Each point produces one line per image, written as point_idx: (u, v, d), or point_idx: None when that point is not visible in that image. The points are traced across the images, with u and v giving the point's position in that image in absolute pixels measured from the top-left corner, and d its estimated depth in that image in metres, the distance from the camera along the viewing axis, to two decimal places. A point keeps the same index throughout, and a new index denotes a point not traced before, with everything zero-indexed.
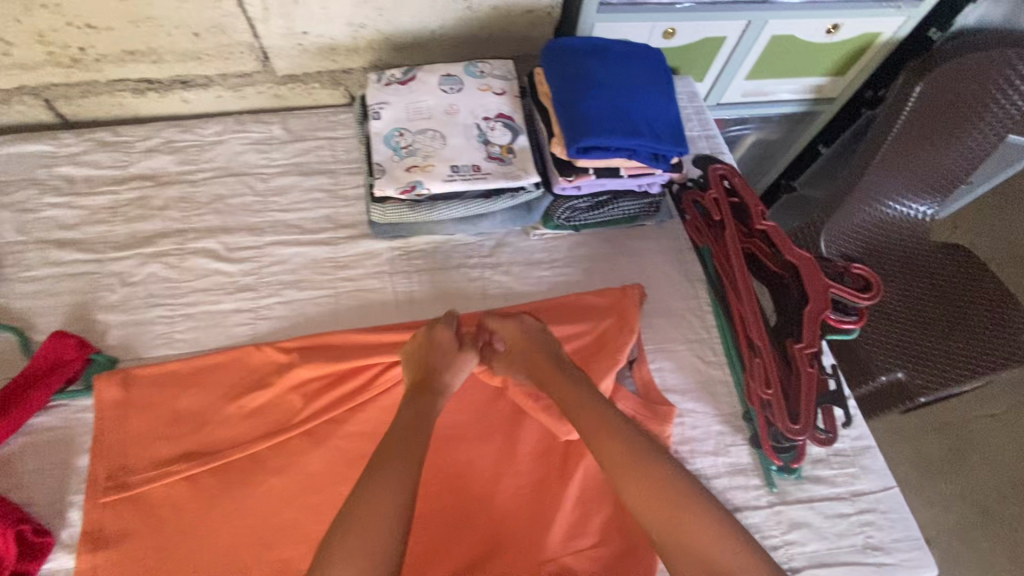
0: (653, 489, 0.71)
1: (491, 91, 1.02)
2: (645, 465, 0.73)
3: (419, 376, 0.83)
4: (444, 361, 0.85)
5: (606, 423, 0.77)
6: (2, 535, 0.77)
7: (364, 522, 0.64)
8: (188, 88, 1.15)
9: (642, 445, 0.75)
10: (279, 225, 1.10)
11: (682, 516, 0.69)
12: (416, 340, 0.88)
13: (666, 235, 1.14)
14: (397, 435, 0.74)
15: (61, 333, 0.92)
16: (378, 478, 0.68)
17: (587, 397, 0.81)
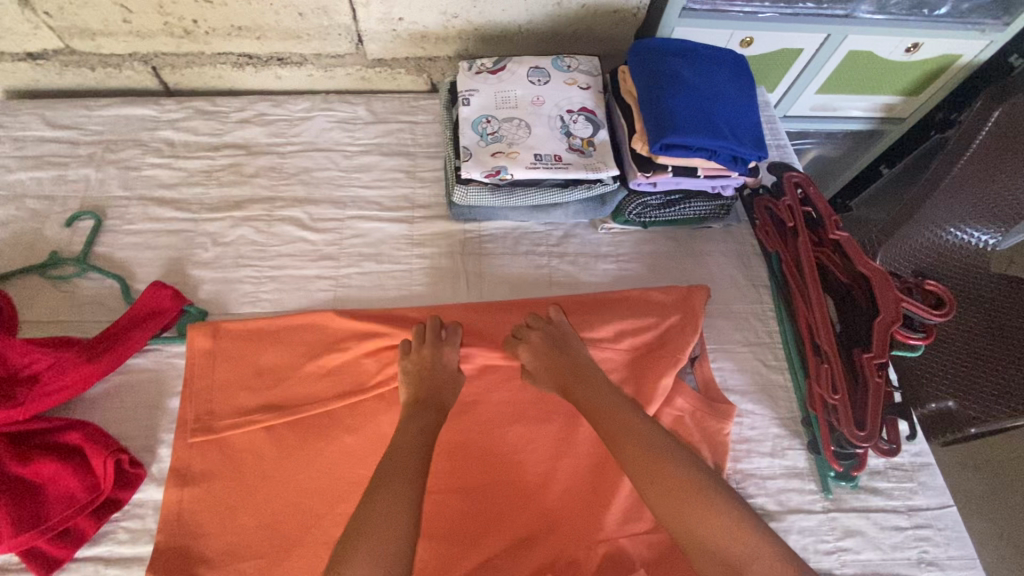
0: (677, 492, 0.71)
1: (577, 85, 1.05)
2: (669, 468, 0.74)
3: (423, 389, 0.86)
4: (448, 378, 0.88)
5: (627, 428, 0.78)
6: (103, 464, 0.83)
7: (376, 530, 0.65)
8: (283, 65, 1.21)
9: (663, 451, 0.76)
10: (359, 201, 1.15)
11: (704, 515, 0.70)
12: (417, 357, 0.89)
13: (732, 239, 1.16)
14: (405, 447, 0.76)
15: (159, 284, 0.97)
16: (387, 490, 0.69)
17: (610, 404, 0.82)
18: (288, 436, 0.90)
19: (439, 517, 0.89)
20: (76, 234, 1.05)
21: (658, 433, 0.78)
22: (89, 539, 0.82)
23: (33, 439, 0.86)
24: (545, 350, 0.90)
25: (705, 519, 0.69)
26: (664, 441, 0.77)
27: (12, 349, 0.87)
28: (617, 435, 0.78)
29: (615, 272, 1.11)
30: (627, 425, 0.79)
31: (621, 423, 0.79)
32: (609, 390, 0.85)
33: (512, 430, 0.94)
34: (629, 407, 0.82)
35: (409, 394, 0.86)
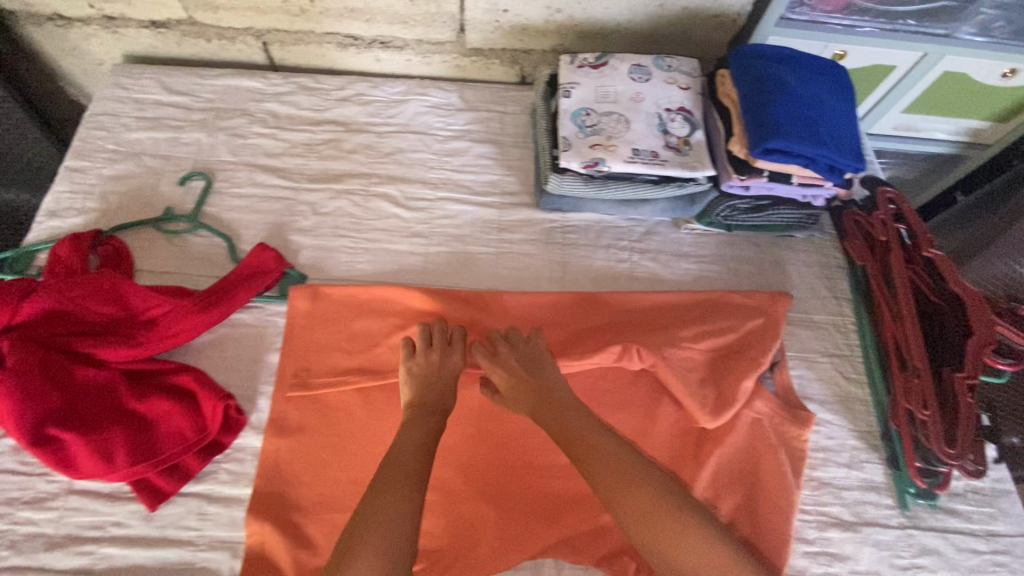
0: (672, 528, 0.71)
1: (676, 85, 1.06)
2: (661, 501, 0.72)
3: (421, 394, 0.84)
4: (447, 388, 0.85)
5: (616, 458, 0.75)
6: (213, 407, 0.88)
7: (374, 550, 0.64)
8: (385, 49, 1.26)
9: (658, 485, 0.73)
10: (450, 183, 1.19)
11: (689, 548, 0.71)
12: (422, 360, 0.87)
13: (815, 250, 1.16)
14: (405, 453, 0.74)
15: (263, 245, 1.02)
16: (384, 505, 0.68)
17: (599, 435, 0.78)
18: (378, 401, 0.95)
19: (473, 490, 0.91)
20: (188, 192, 1.11)
21: (647, 466, 0.75)
22: (193, 477, 0.87)
23: (147, 378, 0.91)
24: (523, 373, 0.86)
25: (690, 552, 0.70)
26: (656, 475, 0.74)
27: (133, 292, 0.92)
28: (606, 463, 0.75)
29: (696, 272, 1.12)
30: (613, 456, 0.75)
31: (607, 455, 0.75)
32: (592, 419, 0.80)
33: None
34: (613, 436, 0.78)
35: (409, 394, 0.84)
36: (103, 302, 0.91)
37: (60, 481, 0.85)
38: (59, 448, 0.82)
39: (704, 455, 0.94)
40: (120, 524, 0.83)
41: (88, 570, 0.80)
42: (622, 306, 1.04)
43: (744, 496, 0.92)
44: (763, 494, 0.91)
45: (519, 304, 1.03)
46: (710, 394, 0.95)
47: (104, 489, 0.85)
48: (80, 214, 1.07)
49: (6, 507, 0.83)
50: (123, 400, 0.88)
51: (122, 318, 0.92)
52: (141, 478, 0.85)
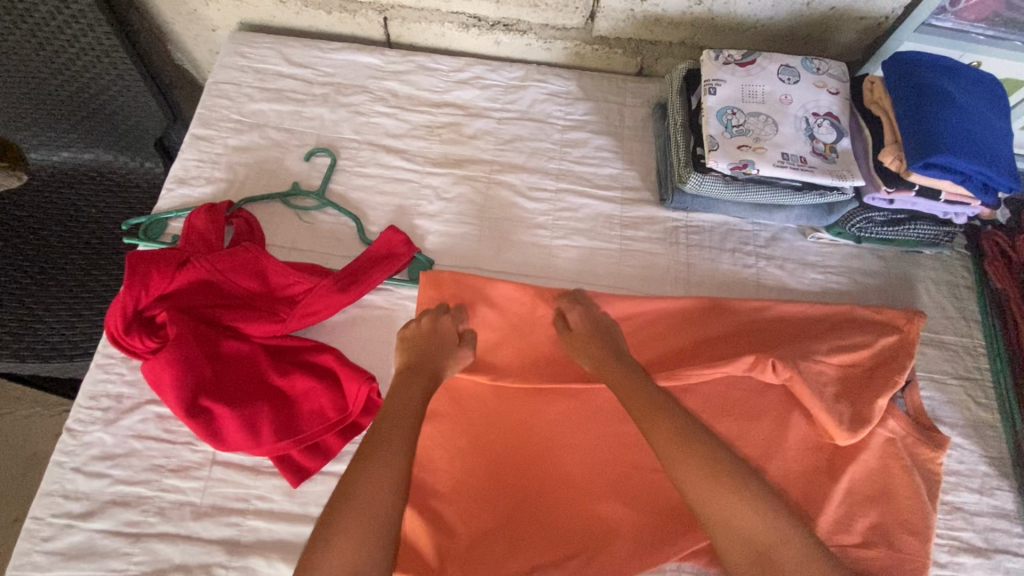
0: (704, 481, 0.70)
1: (825, 89, 1.03)
2: (699, 449, 0.72)
3: (418, 357, 0.83)
4: (439, 352, 0.85)
5: (658, 407, 0.76)
6: (355, 388, 0.87)
7: (361, 503, 0.65)
8: (507, 32, 1.23)
9: (694, 434, 0.74)
10: (572, 175, 1.16)
11: (732, 498, 0.69)
12: (418, 327, 0.87)
13: (943, 267, 1.12)
14: (401, 413, 0.74)
15: (394, 228, 1.01)
16: (373, 464, 0.67)
17: (644, 388, 0.79)
18: (487, 398, 0.94)
19: (544, 491, 0.90)
20: (314, 168, 1.11)
21: (684, 415, 0.76)
22: (334, 456, 0.87)
23: (286, 355, 0.91)
24: (588, 330, 0.90)
25: (733, 503, 0.69)
26: (695, 428, 0.74)
27: (273, 267, 0.92)
28: (648, 412, 0.77)
29: (823, 283, 1.09)
30: (654, 405, 0.77)
31: (644, 408, 0.77)
32: (639, 373, 0.83)
33: (625, 429, 0.95)
34: (659, 390, 0.80)
35: (402, 360, 0.84)
36: (247, 277, 0.91)
37: (204, 451, 0.86)
38: (210, 419, 0.83)
39: (837, 471, 0.92)
40: (263, 497, 0.84)
41: (236, 541, 0.81)
42: (750, 313, 1.02)
43: (880, 516, 0.89)
44: (899, 514, 0.89)
45: (645, 309, 1.01)
46: (846, 410, 0.93)
47: (247, 462, 0.86)
48: (209, 183, 1.07)
49: (154, 474, 0.84)
50: (266, 375, 0.88)
51: (262, 293, 0.92)
52: (284, 454, 0.85)
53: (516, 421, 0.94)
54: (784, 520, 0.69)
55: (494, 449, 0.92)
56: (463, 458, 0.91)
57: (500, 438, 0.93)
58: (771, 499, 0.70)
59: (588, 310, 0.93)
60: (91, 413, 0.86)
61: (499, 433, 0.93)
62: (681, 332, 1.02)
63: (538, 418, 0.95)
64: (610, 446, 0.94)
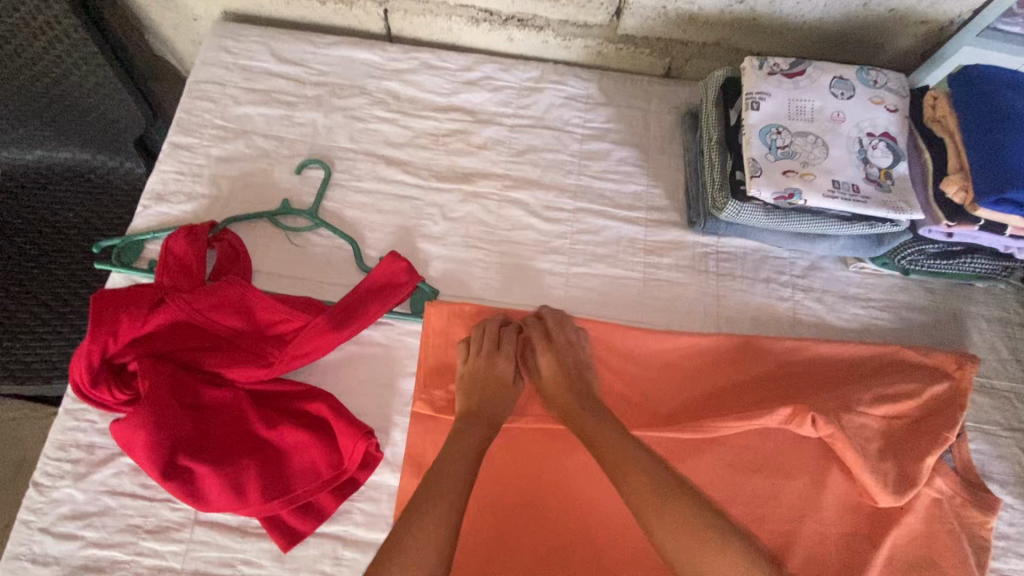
0: (687, 538, 0.62)
1: (883, 105, 0.92)
2: (679, 504, 0.64)
3: (479, 403, 0.79)
4: (501, 399, 0.81)
5: (628, 453, 0.70)
6: (351, 445, 0.78)
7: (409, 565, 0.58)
8: (522, 27, 1.11)
9: (670, 485, 0.66)
10: (591, 192, 1.05)
11: (717, 562, 0.60)
12: (469, 370, 0.83)
13: (996, 303, 1.02)
14: (451, 466, 0.68)
15: (395, 254, 0.90)
16: (423, 519, 0.62)
17: (612, 433, 0.74)
18: (499, 451, 0.86)
19: (560, 554, 0.83)
20: (306, 182, 1.00)
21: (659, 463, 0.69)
22: (329, 517, 0.79)
23: (275, 401, 0.82)
24: (562, 369, 0.83)
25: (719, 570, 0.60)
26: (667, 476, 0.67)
27: (259, 304, 0.83)
28: (617, 460, 0.70)
29: (866, 319, 1.00)
30: (622, 451, 0.71)
31: (617, 456, 0.71)
32: (605, 416, 0.77)
33: None
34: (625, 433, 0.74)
35: (461, 405, 0.80)
36: (230, 315, 0.82)
37: (185, 510, 0.78)
38: (190, 480, 0.75)
39: (878, 536, 0.84)
40: (251, 562, 0.76)
41: None
42: (784, 355, 0.92)
43: None
44: None
45: (670, 348, 0.92)
46: (890, 469, 0.85)
47: (233, 523, 0.78)
48: (189, 199, 0.97)
49: (130, 535, 0.76)
50: (252, 427, 0.79)
51: (247, 331, 0.83)
52: (273, 516, 0.77)
53: (528, 471, 0.86)
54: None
55: (504, 505, 0.85)
56: (475, 523, 0.83)
57: (513, 497, 0.85)
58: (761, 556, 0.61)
59: (556, 352, 0.84)
60: (59, 466, 0.78)
61: (512, 492, 0.85)
62: (712, 375, 0.92)
63: (557, 475, 0.87)
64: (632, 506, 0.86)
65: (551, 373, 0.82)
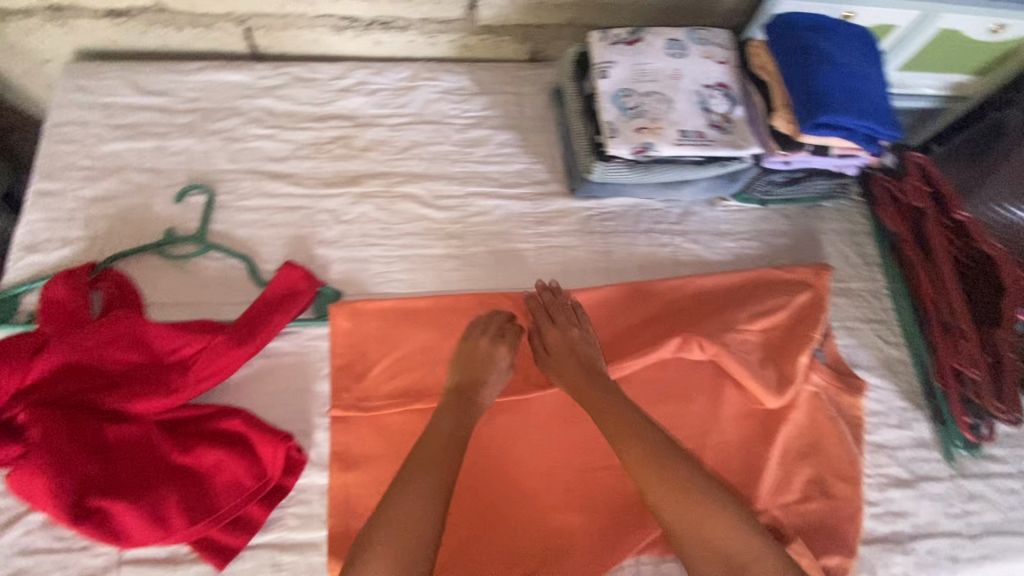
0: (676, 495, 0.71)
1: (713, 59, 1.02)
2: (671, 466, 0.72)
3: (461, 373, 0.81)
4: (482, 371, 0.81)
5: (627, 425, 0.75)
6: (272, 451, 0.81)
7: (401, 530, 0.65)
8: (386, 30, 1.15)
9: (660, 447, 0.74)
10: (477, 176, 1.10)
11: (703, 516, 0.70)
12: (460, 344, 0.84)
13: (843, 217, 1.17)
14: (429, 445, 0.73)
15: (291, 264, 0.94)
16: (405, 501, 0.67)
17: (619, 406, 0.77)
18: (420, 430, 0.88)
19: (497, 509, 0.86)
20: (189, 210, 0.99)
21: (649, 427, 0.75)
22: (261, 527, 0.80)
23: (188, 426, 0.82)
24: (567, 349, 0.84)
25: (706, 522, 0.70)
26: (667, 443, 0.74)
27: (154, 333, 0.83)
28: (617, 432, 0.76)
29: (737, 250, 1.11)
30: (624, 422, 0.76)
31: (622, 425, 0.76)
32: (616, 393, 0.79)
33: (570, 430, 0.92)
34: (627, 403, 0.78)
35: (451, 380, 0.81)
36: (125, 350, 0.82)
37: (107, 553, 0.76)
38: (106, 519, 0.74)
39: (772, 433, 0.95)
40: None
41: None
42: (668, 293, 1.02)
43: (813, 468, 0.94)
44: (833, 468, 0.93)
45: None
46: (771, 374, 0.97)
47: (161, 555, 0.77)
48: (64, 245, 0.94)
49: None
50: (165, 454, 0.79)
51: (147, 363, 0.83)
52: (202, 537, 0.77)
53: None
54: (751, 532, 0.71)
55: None
56: None
57: None
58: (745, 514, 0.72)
59: (564, 331, 0.86)
60: None
61: None
62: (614, 324, 1.00)
63: (481, 440, 0.89)
64: (555, 455, 0.90)
65: (558, 352, 0.84)
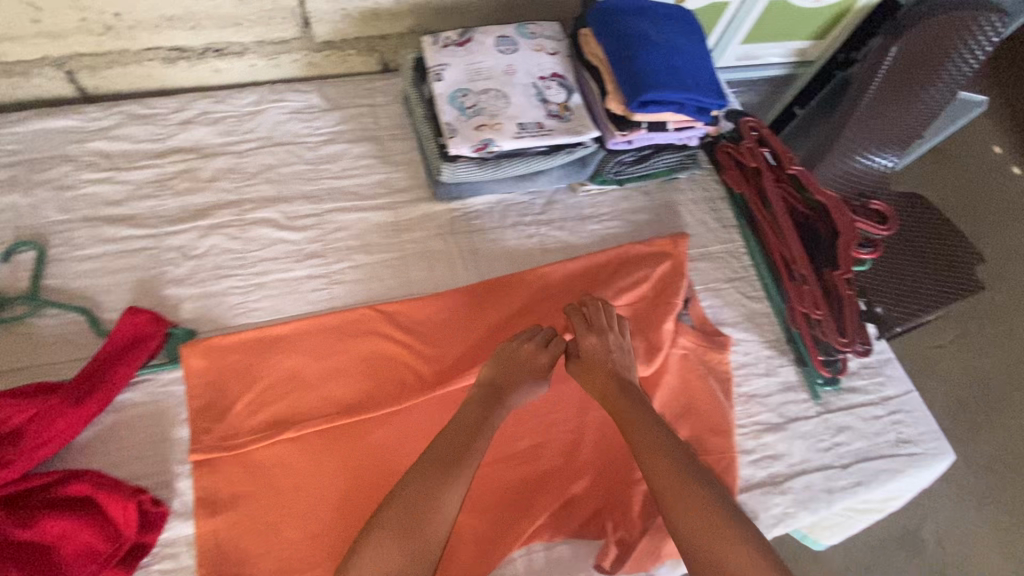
0: (699, 522, 0.68)
1: (544, 51, 1.06)
2: (695, 488, 0.71)
3: (497, 373, 0.85)
4: (522, 376, 0.84)
5: (657, 442, 0.75)
6: (123, 508, 0.76)
7: (415, 518, 0.68)
8: (222, 56, 1.12)
9: (686, 473, 0.72)
10: (335, 192, 1.09)
11: (722, 541, 0.67)
12: (508, 350, 0.87)
13: (698, 186, 1.23)
14: (444, 442, 0.75)
15: (134, 308, 0.89)
16: (421, 495, 0.69)
17: (653, 422, 0.77)
18: (292, 458, 0.85)
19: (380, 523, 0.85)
20: (18, 269, 0.93)
21: (678, 446, 0.75)
22: None
23: (26, 499, 0.76)
24: (600, 358, 0.86)
25: (722, 547, 0.67)
26: (691, 464, 0.74)
27: None
28: (647, 449, 0.75)
29: (601, 232, 1.15)
30: (657, 441, 0.75)
31: (647, 440, 0.76)
32: (649, 410, 0.79)
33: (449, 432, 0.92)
34: (662, 425, 0.78)
35: (486, 375, 0.85)
36: None
37: None
38: None
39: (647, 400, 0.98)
40: None
41: None
42: (534, 282, 1.05)
43: (688, 427, 0.98)
44: (707, 424, 0.98)
45: (437, 310, 1.00)
46: (640, 344, 1.00)
47: None
48: None
49: None
50: None
51: None
52: None
53: (325, 463, 0.86)
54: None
55: (306, 506, 0.83)
56: (283, 534, 0.81)
57: (315, 495, 0.84)
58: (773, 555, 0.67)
59: (602, 339, 0.88)
60: None
61: (312, 490, 0.84)
62: (485, 319, 1.01)
63: (357, 457, 0.88)
64: None
65: (591, 360, 0.86)
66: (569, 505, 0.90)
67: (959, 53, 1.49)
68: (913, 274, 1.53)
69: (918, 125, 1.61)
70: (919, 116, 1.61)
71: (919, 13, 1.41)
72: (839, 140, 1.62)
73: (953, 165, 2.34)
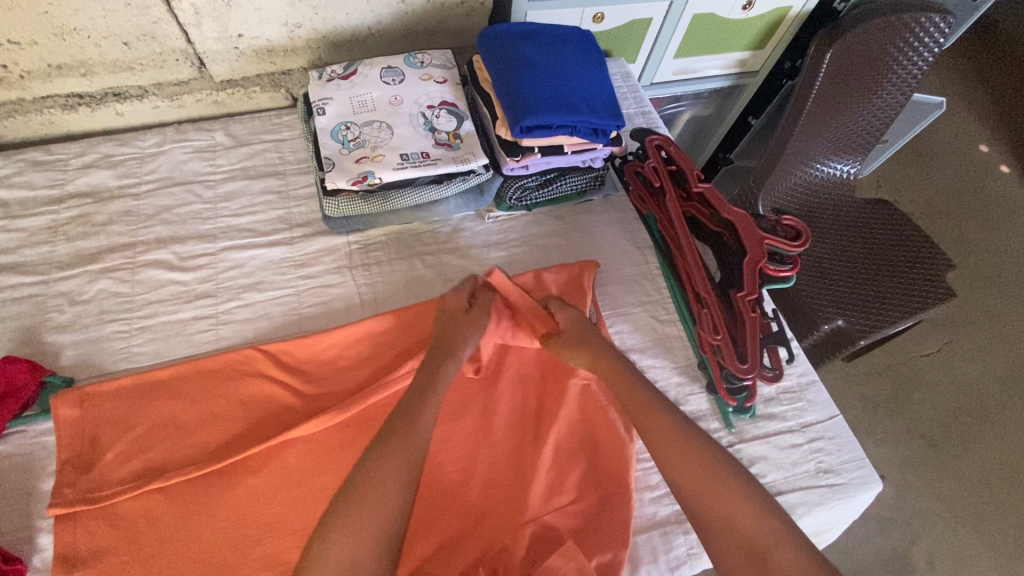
0: (700, 479, 0.78)
1: (432, 80, 1.06)
2: (692, 449, 0.80)
3: (437, 333, 0.93)
4: (462, 319, 0.94)
5: (644, 405, 0.86)
6: None
7: (373, 495, 0.73)
8: (122, 100, 1.13)
9: (684, 433, 0.82)
10: (231, 231, 1.08)
11: (726, 497, 0.76)
12: (444, 307, 0.96)
13: (614, 208, 1.21)
14: (397, 418, 0.81)
15: (10, 357, 0.87)
16: (377, 466, 0.75)
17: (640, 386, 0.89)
18: (161, 511, 0.83)
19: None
20: None
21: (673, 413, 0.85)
22: None
23: None
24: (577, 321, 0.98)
25: (728, 502, 0.75)
26: (687, 427, 0.83)
27: None
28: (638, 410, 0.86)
29: (508, 258, 1.12)
30: (643, 403, 0.87)
31: (635, 399, 0.88)
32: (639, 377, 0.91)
33: (327, 477, 0.89)
34: (640, 380, 0.90)
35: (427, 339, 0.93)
36: None
37: None
38: None
39: (542, 436, 0.94)
40: None
41: None
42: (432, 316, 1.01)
43: (587, 465, 0.93)
44: (605, 466, 0.92)
45: (325, 347, 0.98)
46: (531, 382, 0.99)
47: None
48: None
49: None
50: None
51: None
52: None
53: (193, 516, 0.84)
54: (775, 520, 0.73)
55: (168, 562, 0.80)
56: None
57: (180, 549, 0.81)
58: (768, 502, 0.75)
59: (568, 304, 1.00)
60: None
61: (178, 544, 0.81)
62: (376, 355, 0.98)
63: (226, 508, 0.85)
64: (312, 506, 0.87)
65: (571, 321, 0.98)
66: (447, 549, 0.85)
67: (907, 51, 1.39)
68: (880, 279, 1.46)
69: (876, 128, 1.54)
70: (875, 118, 1.52)
71: (853, 20, 1.33)
72: (789, 151, 1.49)
73: (932, 164, 2.27)
